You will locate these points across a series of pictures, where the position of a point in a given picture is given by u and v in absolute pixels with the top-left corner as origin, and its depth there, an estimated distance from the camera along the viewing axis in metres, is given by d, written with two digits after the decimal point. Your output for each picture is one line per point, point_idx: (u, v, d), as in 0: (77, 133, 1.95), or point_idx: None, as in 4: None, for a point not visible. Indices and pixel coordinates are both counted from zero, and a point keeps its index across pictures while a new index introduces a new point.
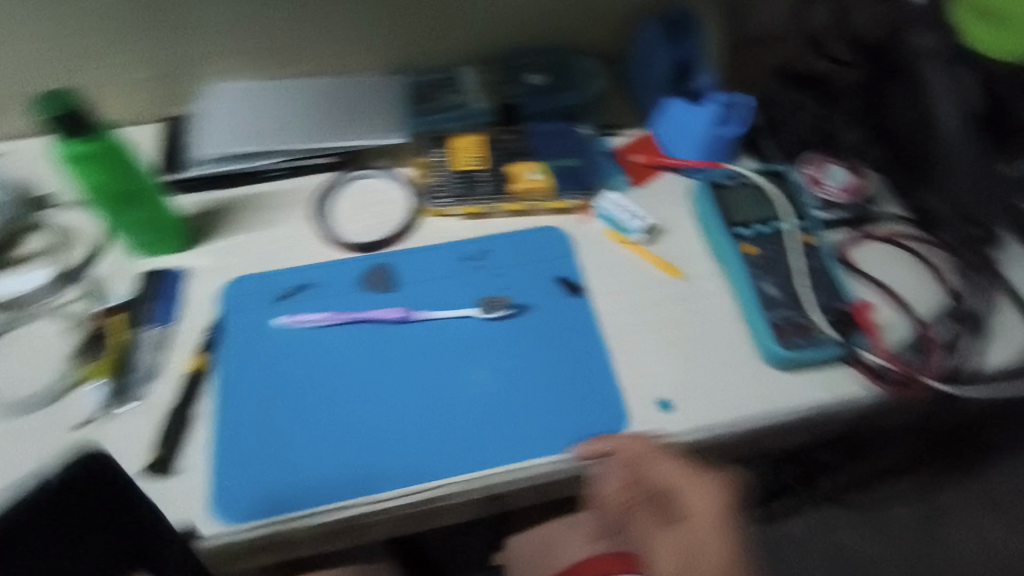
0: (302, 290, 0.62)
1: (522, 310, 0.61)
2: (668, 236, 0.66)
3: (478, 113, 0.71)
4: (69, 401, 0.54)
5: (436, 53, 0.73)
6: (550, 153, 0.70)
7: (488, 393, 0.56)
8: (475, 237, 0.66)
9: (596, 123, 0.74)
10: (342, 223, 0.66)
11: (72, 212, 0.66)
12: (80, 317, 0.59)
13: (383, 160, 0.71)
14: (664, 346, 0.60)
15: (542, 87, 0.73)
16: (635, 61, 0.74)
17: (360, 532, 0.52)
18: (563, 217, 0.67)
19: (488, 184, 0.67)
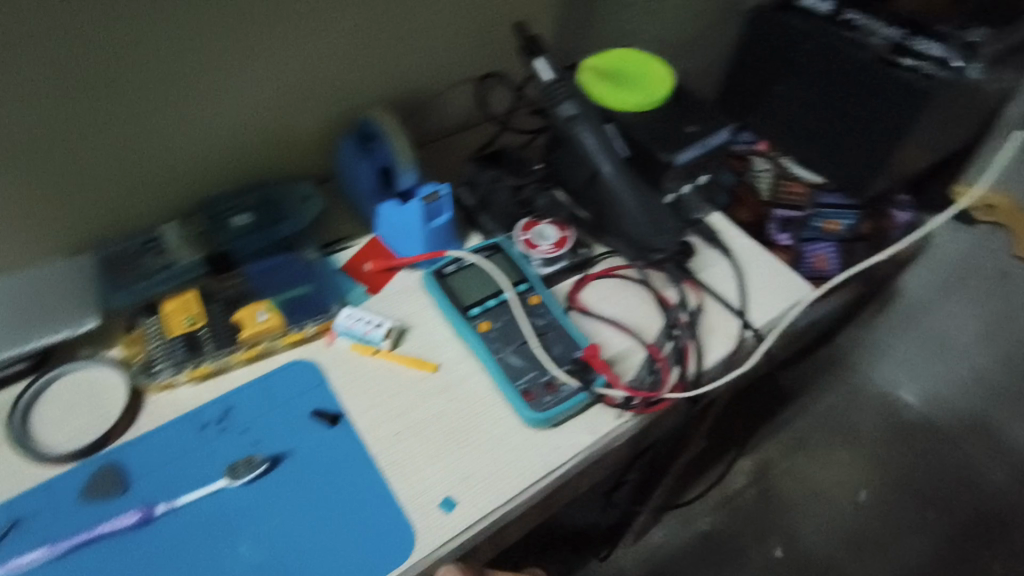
0: (11, 531, 0.53)
1: (280, 460, 0.58)
2: (413, 334, 0.67)
3: (189, 268, 0.67)
4: None
5: (125, 220, 0.68)
6: (274, 287, 0.69)
7: (260, 563, 0.53)
8: (211, 400, 0.61)
9: (319, 244, 0.75)
10: (46, 437, 0.58)
11: None
12: None
13: (90, 346, 0.65)
14: (434, 444, 0.60)
15: (253, 225, 0.72)
16: (342, 177, 0.77)
17: None
18: (304, 347, 0.66)
19: (211, 341, 0.63)
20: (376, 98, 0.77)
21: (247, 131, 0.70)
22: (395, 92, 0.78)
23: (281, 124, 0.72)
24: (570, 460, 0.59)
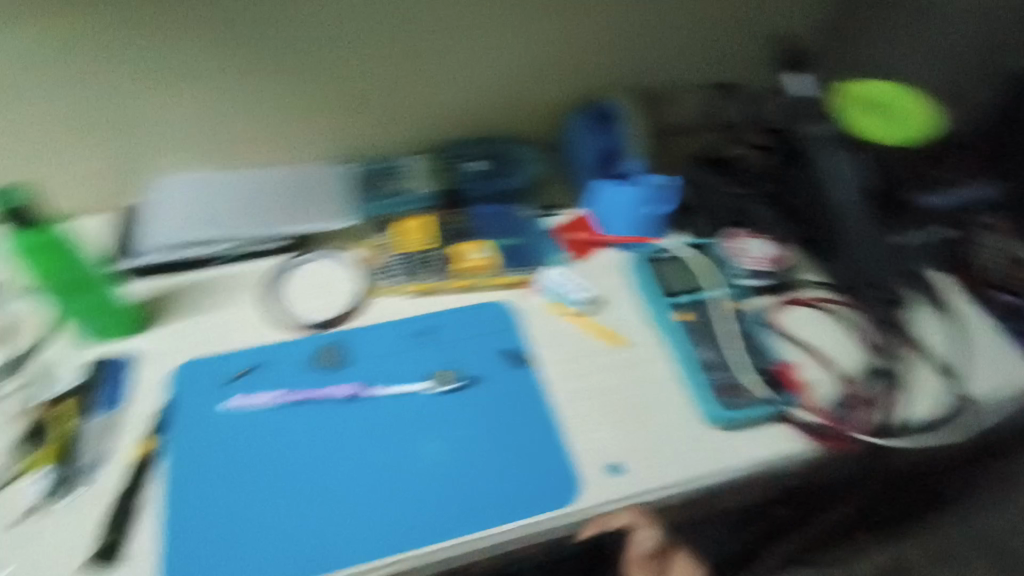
0: (252, 372, 0.63)
1: (473, 382, 0.63)
2: (608, 308, 0.70)
3: (425, 198, 0.76)
4: (16, 488, 0.55)
5: (382, 145, 0.77)
6: (495, 232, 0.75)
7: (441, 464, 0.57)
8: (422, 315, 0.68)
9: (537, 204, 0.80)
10: (290, 306, 0.68)
11: (24, 304, 0.68)
12: (32, 406, 0.60)
13: (333, 243, 0.74)
14: (611, 413, 0.62)
15: (484, 173, 0.78)
16: (566, 148, 0.81)
17: None
18: (508, 291, 0.71)
19: (434, 264, 0.71)
20: (620, 82, 0.81)
21: (502, 87, 0.77)
22: (638, 81, 0.82)
23: (529, 86, 0.78)
24: (737, 469, 0.59)
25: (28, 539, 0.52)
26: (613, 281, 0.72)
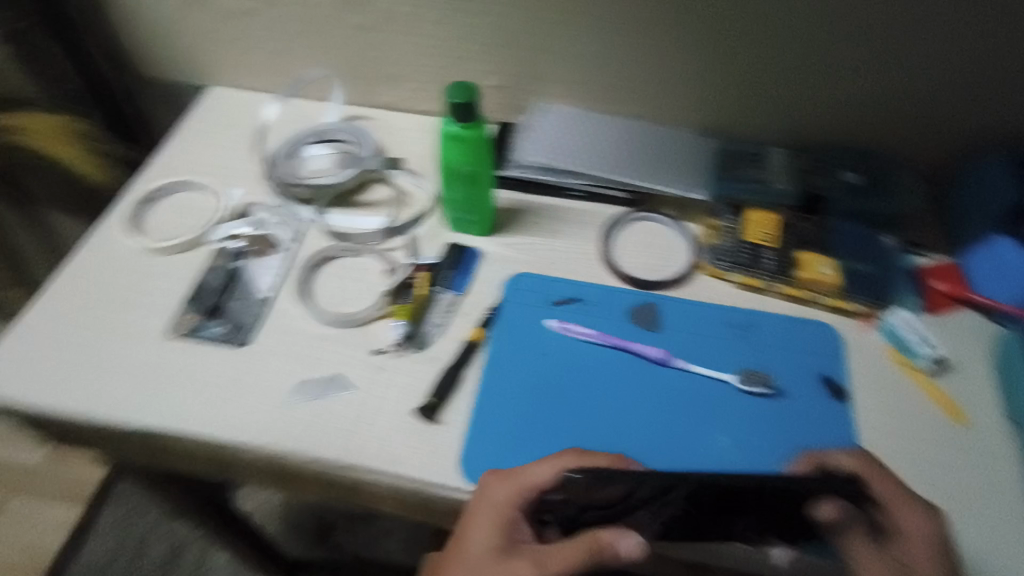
0: (575, 303, 0.67)
1: (781, 395, 0.60)
2: (957, 377, 0.61)
3: (782, 194, 0.72)
4: (375, 328, 0.65)
5: (755, 129, 0.76)
6: (845, 252, 0.69)
7: (729, 461, 0.56)
8: (746, 309, 0.66)
9: (902, 238, 0.72)
10: (622, 256, 0.71)
11: (406, 177, 0.77)
12: (399, 264, 0.69)
13: (673, 210, 0.75)
14: (930, 490, 0.55)
15: (855, 188, 0.73)
16: (963, 189, 0.71)
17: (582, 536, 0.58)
18: (844, 318, 0.66)
19: (773, 262, 0.68)
20: None
21: (916, 103, 0.69)
22: None
23: (947, 110, 0.69)
24: None
25: (377, 373, 0.61)
26: (969, 350, 0.63)
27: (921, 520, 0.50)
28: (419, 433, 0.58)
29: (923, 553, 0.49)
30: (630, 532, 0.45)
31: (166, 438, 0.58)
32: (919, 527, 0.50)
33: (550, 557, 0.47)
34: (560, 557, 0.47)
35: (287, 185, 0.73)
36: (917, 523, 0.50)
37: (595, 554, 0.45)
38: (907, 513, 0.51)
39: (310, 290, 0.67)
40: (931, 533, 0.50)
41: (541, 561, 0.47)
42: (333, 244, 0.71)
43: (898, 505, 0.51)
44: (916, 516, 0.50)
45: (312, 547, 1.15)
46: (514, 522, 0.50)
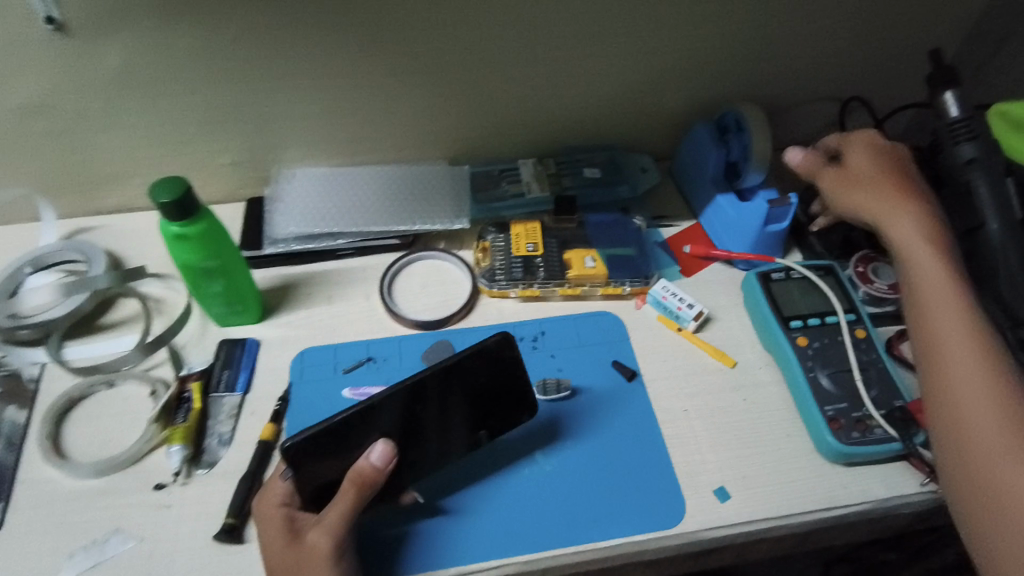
0: (368, 363, 0.65)
1: (579, 392, 0.63)
2: (718, 326, 0.68)
3: (536, 202, 0.77)
4: (149, 462, 0.57)
5: (500, 149, 0.79)
6: (604, 241, 0.73)
7: (547, 473, 0.57)
8: (534, 319, 0.69)
9: (648, 214, 0.78)
10: (404, 303, 0.70)
11: (155, 284, 0.70)
12: (164, 381, 0.62)
13: (445, 242, 0.76)
14: (719, 434, 0.60)
15: (598, 180, 0.79)
16: (686, 158, 0.79)
17: None
18: (617, 302, 0.70)
19: (544, 269, 0.70)
20: (742, 94, 0.79)
21: (622, 94, 0.76)
22: (763, 93, 0.80)
23: (648, 95, 0.77)
24: (848, 507, 0.56)
25: (160, 511, 0.55)
26: (722, 298, 0.70)
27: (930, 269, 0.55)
28: (222, 561, 0.52)
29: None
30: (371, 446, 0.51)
31: None
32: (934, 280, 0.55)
33: (326, 514, 0.49)
34: (335, 510, 0.49)
35: (4, 330, 0.63)
36: (927, 274, 0.55)
37: (357, 484, 0.49)
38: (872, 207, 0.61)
39: (61, 442, 0.58)
40: (931, 276, 0.55)
41: (328, 524, 0.49)
42: (78, 382, 0.62)
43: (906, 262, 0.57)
44: (904, 223, 0.59)
45: None
46: (289, 517, 0.51)
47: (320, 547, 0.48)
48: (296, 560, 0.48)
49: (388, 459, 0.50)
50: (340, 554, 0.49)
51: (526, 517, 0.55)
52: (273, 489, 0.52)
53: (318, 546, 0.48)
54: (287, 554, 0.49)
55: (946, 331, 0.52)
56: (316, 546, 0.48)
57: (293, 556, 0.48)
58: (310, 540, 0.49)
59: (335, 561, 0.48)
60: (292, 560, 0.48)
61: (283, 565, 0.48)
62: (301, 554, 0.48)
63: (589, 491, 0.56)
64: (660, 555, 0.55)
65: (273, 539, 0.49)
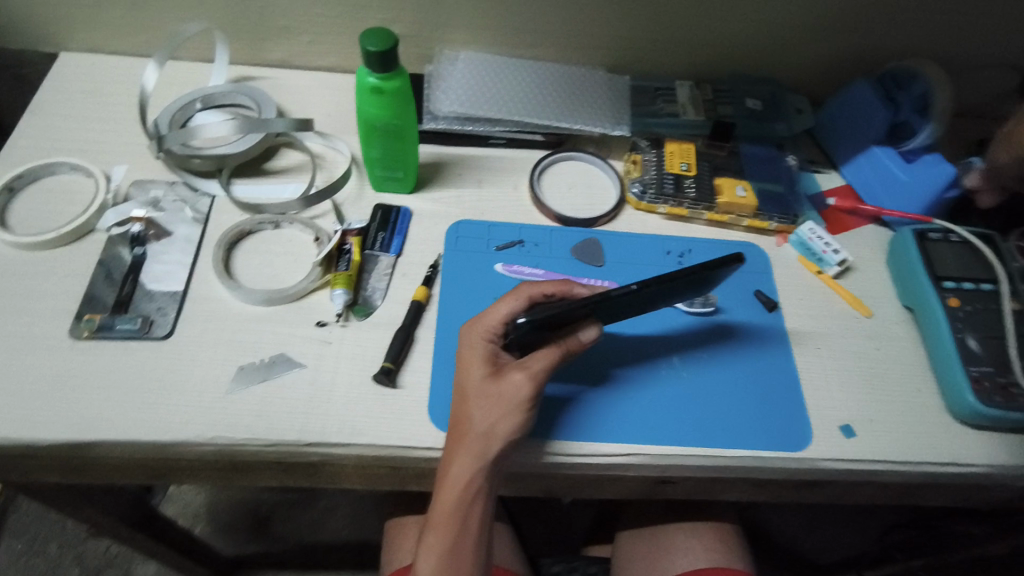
0: (518, 246, 0.67)
1: (719, 312, 0.65)
2: (858, 276, 0.68)
3: (692, 125, 0.75)
4: (311, 301, 0.61)
5: (661, 65, 0.78)
6: (756, 174, 0.73)
7: (683, 379, 0.60)
8: (680, 237, 0.70)
9: (800, 156, 0.77)
10: (552, 199, 0.71)
11: (317, 140, 0.72)
12: (326, 231, 0.65)
13: (594, 149, 0.76)
14: (848, 376, 0.62)
15: (756, 112, 0.77)
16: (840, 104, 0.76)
17: (554, 473, 0.59)
18: (759, 235, 0.71)
19: (695, 190, 0.70)
20: (923, 48, 0.76)
21: (802, 28, 0.73)
22: (944, 51, 0.76)
23: (829, 33, 0.74)
24: (969, 466, 0.57)
25: (322, 346, 0.59)
26: (866, 252, 0.70)
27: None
28: (377, 400, 0.56)
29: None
30: (583, 322, 0.54)
31: (92, 448, 0.53)
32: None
33: (532, 361, 0.52)
34: (542, 360, 0.52)
35: (181, 156, 0.66)
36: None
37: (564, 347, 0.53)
38: None
39: (231, 268, 0.62)
40: None
41: (530, 371, 0.51)
42: (247, 217, 0.65)
43: None
44: None
45: (250, 541, 1.09)
46: (492, 354, 0.54)
47: (521, 391, 0.51)
48: (493, 393, 0.51)
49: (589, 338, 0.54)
50: (532, 403, 0.51)
51: (660, 413, 0.58)
52: (481, 329, 0.55)
53: (519, 390, 0.51)
54: (486, 386, 0.52)
55: None
56: (518, 388, 0.51)
57: (493, 388, 0.51)
58: (512, 379, 0.51)
59: (529, 408, 0.51)
60: (491, 391, 0.51)
61: (481, 393, 0.51)
62: (496, 390, 0.51)
63: (721, 403, 0.59)
64: (777, 474, 0.58)
65: (472, 372, 0.53)
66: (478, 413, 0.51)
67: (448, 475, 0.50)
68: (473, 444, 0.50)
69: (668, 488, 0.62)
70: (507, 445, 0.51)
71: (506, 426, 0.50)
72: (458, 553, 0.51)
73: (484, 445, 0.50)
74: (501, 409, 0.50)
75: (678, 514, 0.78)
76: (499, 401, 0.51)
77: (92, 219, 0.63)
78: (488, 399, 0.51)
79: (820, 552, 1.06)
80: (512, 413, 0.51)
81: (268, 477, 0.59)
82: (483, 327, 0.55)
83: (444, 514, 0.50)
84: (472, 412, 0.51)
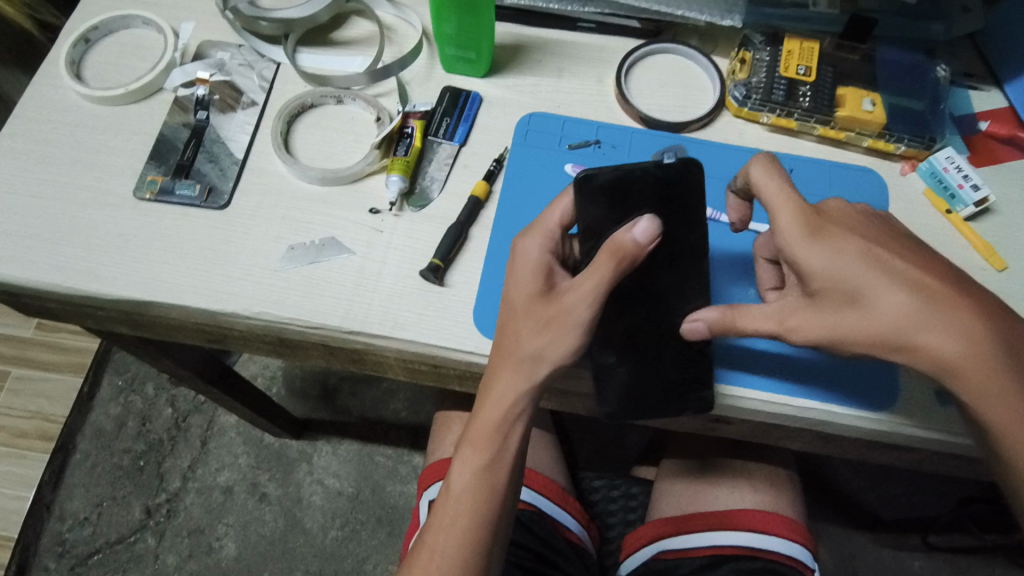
0: (594, 146, 0.60)
1: None
2: (997, 220, 0.57)
3: (822, 18, 0.62)
4: (367, 186, 0.58)
5: None
6: (891, 86, 0.61)
7: None
8: (784, 153, 0.60)
9: (955, 68, 0.64)
10: (639, 97, 0.63)
11: (389, 11, 0.66)
12: (388, 111, 0.61)
13: (698, 41, 0.66)
14: None
15: (908, 9, 0.63)
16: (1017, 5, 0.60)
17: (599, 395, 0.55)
18: (881, 160, 0.60)
19: (810, 99, 0.59)
20: None
21: None
22: None
23: None
24: None
25: (373, 234, 0.56)
26: (1014, 192, 0.58)
27: (938, 341, 0.43)
28: (423, 295, 0.54)
29: (893, 288, 0.44)
30: (637, 219, 0.46)
31: (148, 308, 0.55)
32: (945, 352, 0.43)
33: (582, 280, 0.46)
34: (593, 277, 0.46)
35: (248, 18, 0.63)
36: (1000, 419, 0.43)
37: (620, 254, 0.45)
38: (810, 254, 0.46)
39: (291, 143, 0.60)
40: (902, 320, 0.43)
41: (583, 292, 0.46)
42: (309, 89, 0.62)
43: (861, 303, 0.44)
44: (890, 297, 0.43)
45: (316, 409, 1.15)
46: (549, 271, 0.50)
47: (574, 313, 0.46)
48: (547, 317, 0.47)
49: (650, 239, 0.46)
50: (590, 325, 0.47)
51: (725, 348, 0.53)
52: (531, 244, 0.50)
53: (575, 312, 0.46)
54: (537, 308, 0.48)
55: (892, 315, 0.43)
56: (570, 310, 0.46)
57: (546, 309, 0.47)
58: (564, 302, 0.47)
59: (583, 332, 0.47)
60: (541, 314, 0.47)
61: (530, 313, 0.48)
62: (549, 313, 0.47)
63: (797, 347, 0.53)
64: (847, 432, 0.53)
65: (520, 290, 0.49)
66: (528, 335, 0.47)
67: (491, 392, 0.48)
68: (518, 366, 0.47)
69: (722, 427, 0.57)
70: (556, 370, 0.47)
71: (557, 349, 0.47)
72: (496, 471, 0.48)
73: (530, 367, 0.47)
74: (555, 333, 0.47)
75: (730, 452, 0.74)
76: (548, 324, 0.47)
77: (159, 77, 0.61)
78: (540, 320, 0.47)
79: (885, 513, 1.00)
80: (564, 336, 0.47)
81: (314, 358, 0.59)
82: (539, 232, 0.51)
83: (485, 432, 0.48)
84: (520, 334, 0.48)
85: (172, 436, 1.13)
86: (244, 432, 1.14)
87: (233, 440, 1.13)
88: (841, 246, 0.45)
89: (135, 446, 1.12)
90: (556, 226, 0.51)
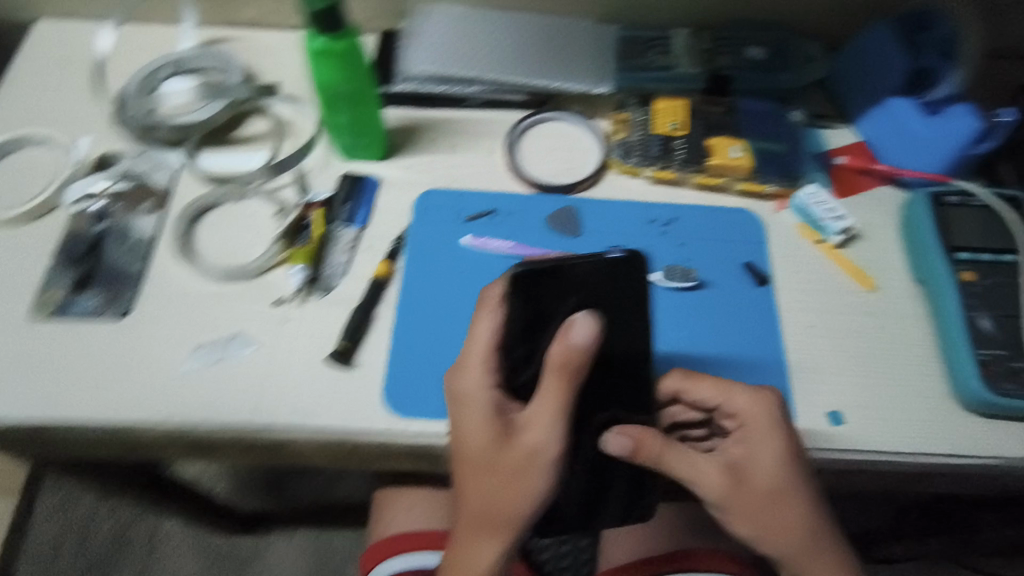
0: (490, 215, 0.63)
1: (703, 286, 0.60)
2: (865, 245, 0.62)
3: (685, 78, 0.68)
4: (272, 277, 0.60)
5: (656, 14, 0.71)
6: (756, 132, 0.66)
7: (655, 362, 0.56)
8: (667, 203, 0.64)
9: (810, 111, 0.70)
10: (529, 164, 0.67)
11: (286, 106, 0.70)
12: (289, 203, 0.63)
13: (579, 108, 0.71)
14: (844, 357, 0.57)
15: (760, 63, 0.69)
16: (851, 53, 0.67)
17: None
18: (755, 201, 0.65)
19: (683, 152, 0.65)
20: None
21: None
22: None
23: None
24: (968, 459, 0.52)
25: (280, 324, 0.57)
26: (877, 218, 0.63)
27: (792, 493, 0.47)
28: (332, 379, 0.55)
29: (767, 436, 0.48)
30: (576, 322, 0.44)
31: (54, 429, 0.53)
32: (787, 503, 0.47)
33: (541, 411, 0.44)
34: (548, 406, 0.44)
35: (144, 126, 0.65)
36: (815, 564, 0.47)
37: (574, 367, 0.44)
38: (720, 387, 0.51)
39: (193, 245, 0.61)
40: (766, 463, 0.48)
41: (545, 425, 0.44)
42: (209, 190, 0.64)
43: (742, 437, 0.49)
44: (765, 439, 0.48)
45: (265, 501, 1.12)
46: (498, 406, 0.46)
47: (545, 453, 0.44)
48: (509, 465, 0.44)
49: (595, 344, 0.44)
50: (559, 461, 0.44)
51: None
52: (469, 379, 0.46)
53: (540, 452, 0.44)
54: (496, 457, 0.44)
55: (761, 457, 0.48)
56: (537, 452, 0.44)
57: (507, 462, 0.44)
58: (525, 444, 0.44)
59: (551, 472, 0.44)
60: (507, 466, 0.44)
61: (490, 467, 0.44)
62: (514, 461, 0.44)
63: None
64: None
65: (467, 435, 0.45)
66: (489, 494, 0.44)
67: (464, 563, 0.44)
68: (485, 529, 0.44)
69: None
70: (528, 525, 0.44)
71: (531, 499, 0.43)
72: None
73: (497, 527, 0.44)
74: (524, 480, 0.43)
75: None
76: (513, 475, 0.44)
77: (56, 194, 0.62)
78: (501, 473, 0.44)
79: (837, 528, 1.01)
80: (536, 481, 0.44)
81: (233, 458, 0.58)
82: (475, 367, 0.46)
83: None
84: (479, 493, 0.44)
85: (113, 551, 1.07)
86: (191, 535, 1.09)
87: (180, 545, 1.08)
88: (775, 442, 0.48)
89: (74, 567, 1.06)
90: (488, 350, 0.47)
